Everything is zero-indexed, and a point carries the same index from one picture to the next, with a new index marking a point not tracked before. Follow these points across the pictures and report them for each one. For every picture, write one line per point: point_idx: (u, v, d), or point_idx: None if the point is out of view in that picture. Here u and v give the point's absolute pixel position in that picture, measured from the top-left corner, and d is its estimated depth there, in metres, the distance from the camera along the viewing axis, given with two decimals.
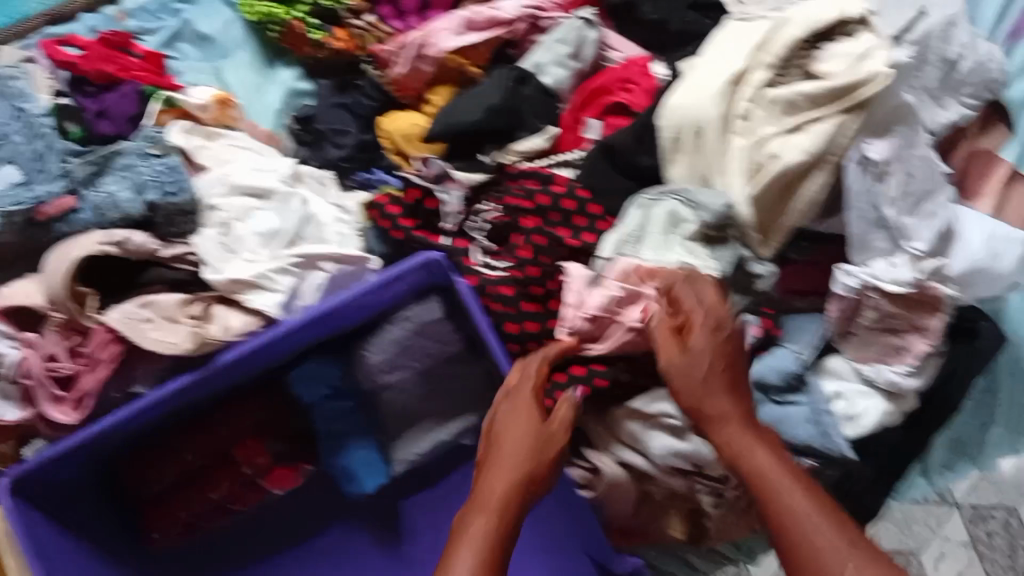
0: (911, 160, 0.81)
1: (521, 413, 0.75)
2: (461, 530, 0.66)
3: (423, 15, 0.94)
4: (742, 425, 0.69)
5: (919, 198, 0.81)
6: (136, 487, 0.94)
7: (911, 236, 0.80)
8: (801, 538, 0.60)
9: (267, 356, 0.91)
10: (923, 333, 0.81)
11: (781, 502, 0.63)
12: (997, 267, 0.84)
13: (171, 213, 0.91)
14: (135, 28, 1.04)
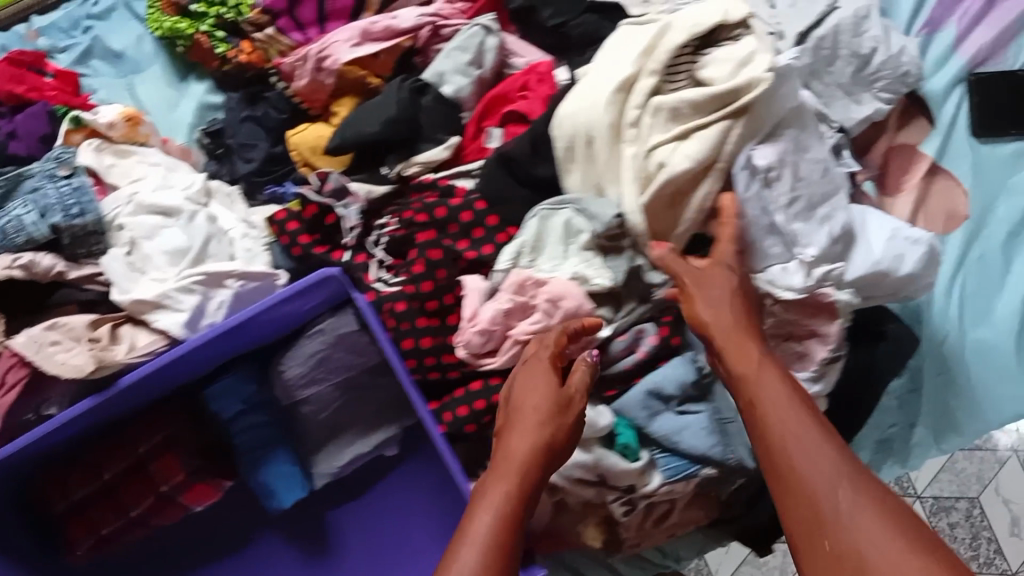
0: (800, 163, 0.81)
1: (537, 380, 0.75)
2: (480, 493, 0.67)
3: (324, 28, 0.95)
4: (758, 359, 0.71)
5: (814, 202, 0.81)
6: (59, 504, 0.94)
7: (806, 242, 0.79)
8: (794, 460, 0.63)
9: (177, 373, 0.91)
10: (822, 340, 0.81)
11: (780, 421, 0.66)
12: (904, 268, 0.82)
13: (77, 234, 0.90)
14: (46, 46, 1.04)
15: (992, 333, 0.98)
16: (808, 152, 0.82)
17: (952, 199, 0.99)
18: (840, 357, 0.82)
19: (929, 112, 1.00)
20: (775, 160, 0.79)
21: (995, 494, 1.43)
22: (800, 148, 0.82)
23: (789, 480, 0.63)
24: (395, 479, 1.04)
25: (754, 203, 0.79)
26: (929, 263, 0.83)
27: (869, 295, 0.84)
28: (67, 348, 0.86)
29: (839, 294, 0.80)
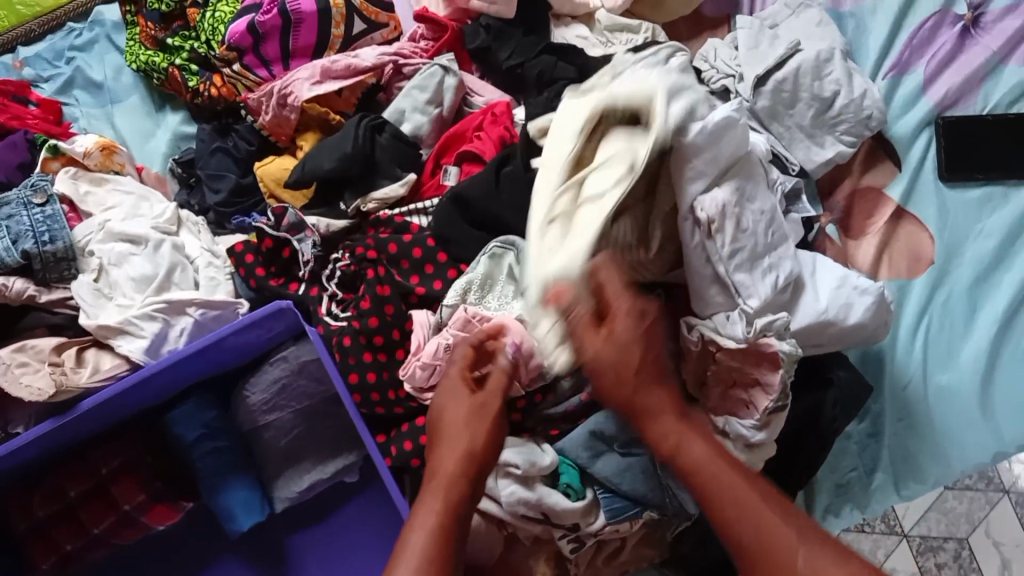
0: (744, 215, 0.80)
1: (457, 396, 0.76)
2: (408, 525, 0.65)
3: (288, 66, 0.97)
4: (677, 417, 0.70)
5: (758, 253, 0.81)
6: (22, 523, 0.96)
7: (749, 292, 0.80)
8: (751, 526, 0.63)
9: (139, 397, 0.94)
10: (765, 389, 0.79)
11: (726, 486, 0.65)
12: (853, 316, 0.83)
13: (47, 259, 0.93)
14: (31, 76, 1.10)
15: (956, 379, 0.95)
16: (753, 203, 0.82)
17: (917, 242, 0.99)
18: (784, 408, 0.80)
19: (896, 155, 1.00)
20: (717, 212, 0.77)
21: (987, 536, 1.24)
22: (744, 199, 0.81)
23: (748, 551, 0.62)
24: (355, 506, 1.06)
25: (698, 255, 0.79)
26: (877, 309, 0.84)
27: (822, 342, 0.85)
28: (33, 370, 0.89)
29: (781, 343, 0.78)
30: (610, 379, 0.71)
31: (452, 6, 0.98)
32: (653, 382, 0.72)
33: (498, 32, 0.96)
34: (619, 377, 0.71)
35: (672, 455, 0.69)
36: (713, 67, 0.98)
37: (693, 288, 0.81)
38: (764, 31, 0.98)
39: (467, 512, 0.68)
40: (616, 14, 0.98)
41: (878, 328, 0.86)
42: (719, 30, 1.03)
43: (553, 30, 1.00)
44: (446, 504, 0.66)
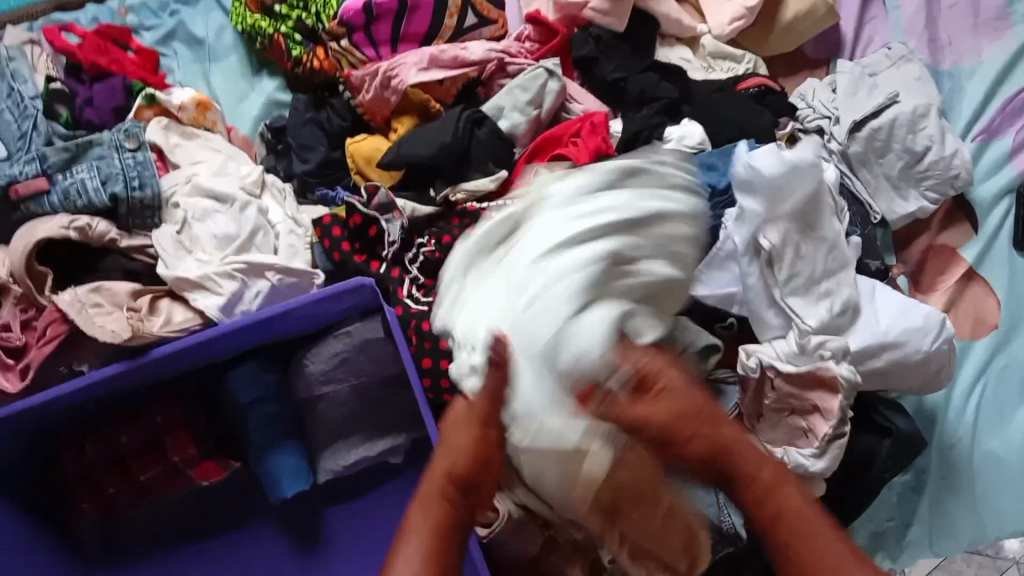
0: (802, 243, 0.86)
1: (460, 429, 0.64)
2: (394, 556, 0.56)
3: (396, 49, 0.99)
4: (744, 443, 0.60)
5: (814, 280, 0.85)
6: (73, 459, 0.99)
7: (806, 314, 0.84)
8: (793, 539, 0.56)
9: (204, 353, 0.94)
10: (824, 415, 0.82)
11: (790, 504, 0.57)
12: (919, 344, 0.85)
13: (134, 205, 0.95)
14: (134, 23, 1.12)
15: (1003, 446, 0.96)
16: (814, 231, 0.86)
17: (983, 305, 0.99)
18: (844, 435, 0.82)
19: (975, 217, 1.01)
20: (780, 245, 0.85)
21: None
22: (803, 229, 0.86)
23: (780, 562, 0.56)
24: (395, 487, 1.07)
25: (753, 282, 0.86)
26: (942, 345, 0.86)
27: (887, 373, 0.86)
28: (107, 312, 0.89)
29: (840, 367, 0.81)
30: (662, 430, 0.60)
31: (562, 12, 1.00)
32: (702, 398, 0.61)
33: (607, 45, 0.98)
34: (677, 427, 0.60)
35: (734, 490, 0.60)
36: (810, 106, 0.99)
37: (752, 314, 0.87)
38: (864, 78, 0.99)
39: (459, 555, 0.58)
40: (722, 41, 1.01)
41: (941, 371, 0.87)
42: (817, 72, 1.05)
43: (657, 48, 1.01)
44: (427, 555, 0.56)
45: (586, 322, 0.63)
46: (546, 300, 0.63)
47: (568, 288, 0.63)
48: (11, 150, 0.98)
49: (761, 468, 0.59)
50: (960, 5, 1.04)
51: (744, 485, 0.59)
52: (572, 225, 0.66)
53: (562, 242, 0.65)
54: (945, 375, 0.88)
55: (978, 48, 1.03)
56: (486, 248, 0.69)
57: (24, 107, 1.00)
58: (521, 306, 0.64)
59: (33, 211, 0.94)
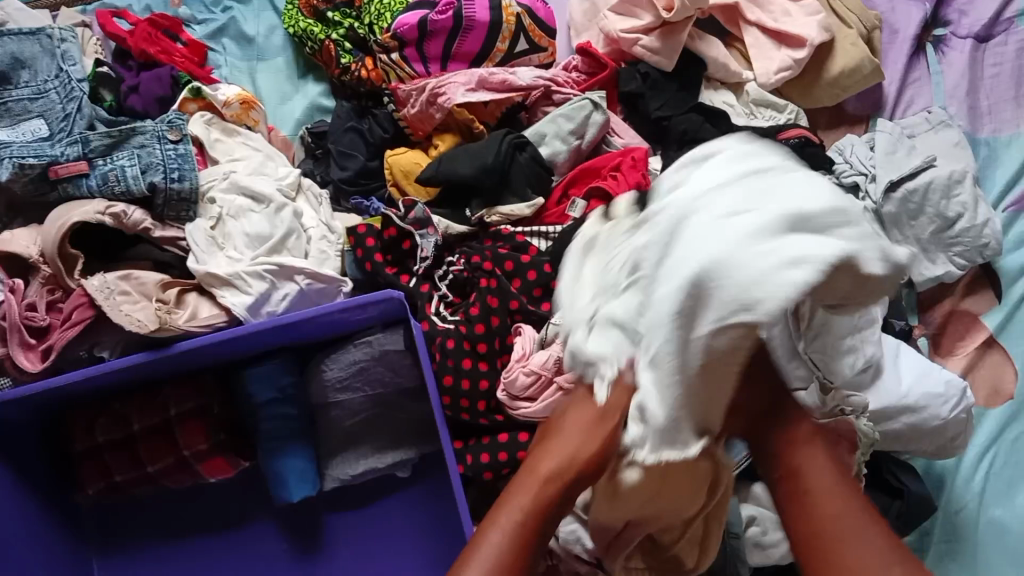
0: None
1: (578, 414, 0.66)
2: (491, 517, 0.62)
3: (444, 68, 1.01)
4: (808, 445, 0.67)
5: (843, 335, 0.80)
6: (84, 442, 0.99)
7: (833, 369, 0.80)
8: (820, 497, 0.63)
9: (225, 350, 0.93)
10: None
11: (827, 504, 0.62)
12: (938, 409, 0.86)
13: (171, 198, 0.95)
14: (186, 15, 1.14)
15: (1012, 518, 0.92)
16: None
17: (1001, 374, 0.98)
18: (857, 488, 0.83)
19: (998, 286, 1.00)
20: None
21: None
22: None
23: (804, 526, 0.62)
24: (399, 500, 1.06)
25: None
26: (961, 413, 0.87)
27: (905, 434, 0.86)
28: (134, 301, 0.90)
29: (858, 423, 0.81)
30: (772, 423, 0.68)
31: (612, 46, 1.01)
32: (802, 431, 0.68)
33: (654, 83, 0.99)
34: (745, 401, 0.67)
35: (785, 473, 0.66)
36: (847, 162, 1.00)
37: None
38: (903, 139, 1.00)
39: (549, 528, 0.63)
40: (766, 90, 1.02)
41: (957, 437, 0.88)
42: (856, 129, 1.06)
43: (702, 90, 1.03)
44: (498, 566, 0.59)
45: (722, 330, 0.56)
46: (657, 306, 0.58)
47: (719, 265, 0.54)
48: (52, 130, 0.97)
49: (780, 434, 0.67)
50: (1003, 76, 1.06)
51: (782, 454, 0.67)
52: (698, 207, 0.58)
53: (710, 234, 0.56)
54: (961, 442, 0.89)
55: (1017, 119, 1.04)
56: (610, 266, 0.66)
57: (69, 88, 1.00)
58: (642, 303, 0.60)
59: (70, 192, 0.95)
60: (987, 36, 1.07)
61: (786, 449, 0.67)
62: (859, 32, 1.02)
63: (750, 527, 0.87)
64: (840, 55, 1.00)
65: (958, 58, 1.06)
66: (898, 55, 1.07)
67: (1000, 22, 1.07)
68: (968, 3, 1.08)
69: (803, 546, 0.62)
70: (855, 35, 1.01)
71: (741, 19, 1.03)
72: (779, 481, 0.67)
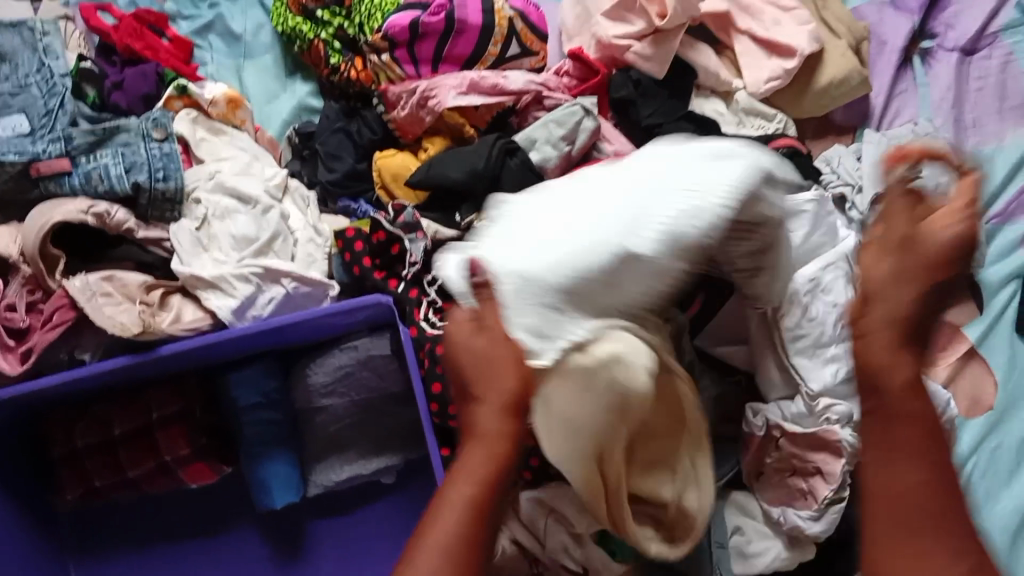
0: (813, 304, 0.84)
1: (470, 345, 0.61)
2: (441, 493, 0.58)
3: (436, 70, 1.00)
4: (922, 416, 0.57)
5: (822, 342, 0.84)
6: (64, 445, 0.98)
7: (810, 376, 0.84)
8: (905, 475, 0.55)
9: (208, 354, 0.92)
10: (825, 477, 0.82)
11: (911, 477, 0.55)
12: None
13: (155, 198, 0.93)
14: (172, 10, 1.12)
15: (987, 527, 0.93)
16: (828, 294, 0.85)
17: (980, 387, 0.99)
18: (843, 500, 0.82)
19: (981, 297, 1.01)
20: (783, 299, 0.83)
21: None
22: (817, 289, 0.85)
23: (868, 488, 0.57)
24: (383, 506, 1.05)
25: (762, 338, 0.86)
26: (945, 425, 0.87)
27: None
28: (116, 302, 0.88)
29: (844, 432, 0.81)
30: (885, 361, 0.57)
31: (604, 52, 1.01)
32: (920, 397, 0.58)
33: (646, 89, 0.99)
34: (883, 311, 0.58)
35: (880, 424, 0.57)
36: (834, 172, 1.00)
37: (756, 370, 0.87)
38: (890, 151, 1.01)
39: (501, 499, 0.59)
40: (756, 99, 1.02)
41: None
42: (843, 139, 1.07)
43: (692, 98, 1.03)
44: (453, 539, 0.56)
45: (656, 240, 0.64)
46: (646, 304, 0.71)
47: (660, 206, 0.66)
48: (33, 126, 0.95)
49: (900, 374, 0.57)
50: (987, 89, 1.07)
51: (888, 411, 0.57)
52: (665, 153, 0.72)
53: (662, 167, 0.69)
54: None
55: (1001, 133, 1.05)
56: (571, 250, 0.63)
57: (51, 84, 0.98)
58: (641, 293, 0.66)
59: (52, 190, 0.93)
60: (972, 50, 1.09)
61: (898, 401, 0.57)
62: (848, 43, 1.03)
63: (734, 537, 0.88)
64: (829, 66, 1.01)
65: (945, 71, 1.07)
66: (886, 65, 1.07)
67: (985, 36, 1.09)
68: (954, 17, 1.10)
69: (869, 499, 0.56)
70: (845, 46, 1.02)
71: (732, 27, 1.04)
72: (874, 418, 0.58)
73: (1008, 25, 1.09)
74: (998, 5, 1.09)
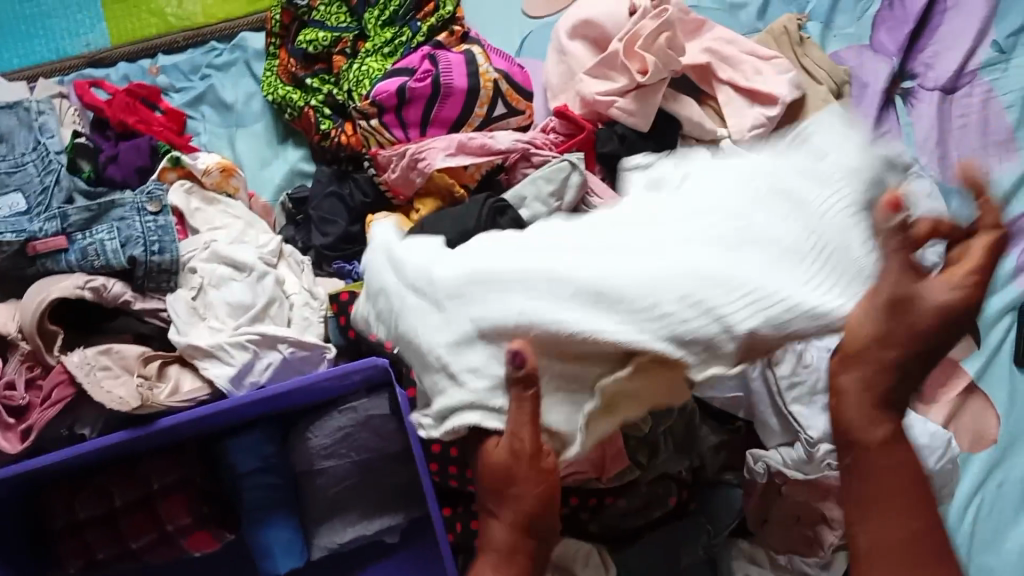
0: (809, 351, 0.84)
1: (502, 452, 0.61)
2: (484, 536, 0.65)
3: (424, 133, 1.01)
4: (890, 451, 0.58)
5: (819, 388, 0.83)
6: (64, 520, 0.98)
7: (811, 424, 0.82)
8: (879, 530, 0.58)
9: (207, 424, 0.93)
10: (830, 524, 0.83)
11: (896, 503, 0.58)
12: (926, 461, 0.85)
13: (151, 269, 0.94)
14: (165, 83, 1.17)
15: (998, 559, 0.92)
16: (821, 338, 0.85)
17: (983, 420, 0.97)
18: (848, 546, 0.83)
19: (979, 332, 0.99)
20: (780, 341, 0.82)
21: None
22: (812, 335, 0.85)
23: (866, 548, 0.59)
24: (388, 565, 1.05)
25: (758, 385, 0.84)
26: (948, 463, 0.87)
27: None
28: (115, 376, 0.89)
29: None
30: (867, 372, 0.57)
31: (588, 108, 1.03)
32: (886, 424, 0.58)
33: (631, 143, 1.01)
34: (851, 335, 0.58)
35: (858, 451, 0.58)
36: None
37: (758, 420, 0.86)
38: None
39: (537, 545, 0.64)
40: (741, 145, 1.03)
41: (943, 489, 0.88)
42: None
43: (678, 149, 1.04)
44: None
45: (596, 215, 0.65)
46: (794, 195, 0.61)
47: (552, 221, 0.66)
48: (30, 204, 0.98)
49: (870, 401, 0.58)
50: (970, 126, 1.08)
51: (863, 461, 0.58)
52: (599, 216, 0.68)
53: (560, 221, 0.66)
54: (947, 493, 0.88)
55: (986, 168, 1.06)
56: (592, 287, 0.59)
57: (47, 160, 1.00)
58: (772, 202, 0.61)
59: (49, 267, 0.94)
60: (953, 88, 1.10)
61: (875, 439, 0.58)
62: (829, 88, 1.04)
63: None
64: (812, 111, 1.02)
65: (926, 110, 1.09)
66: (868, 106, 1.08)
67: (965, 74, 1.11)
68: (933, 57, 1.12)
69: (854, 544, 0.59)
70: (825, 92, 1.03)
71: (714, 78, 1.05)
72: (851, 475, 0.59)
73: (987, 62, 1.11)
74: (975, 44, 1.11)
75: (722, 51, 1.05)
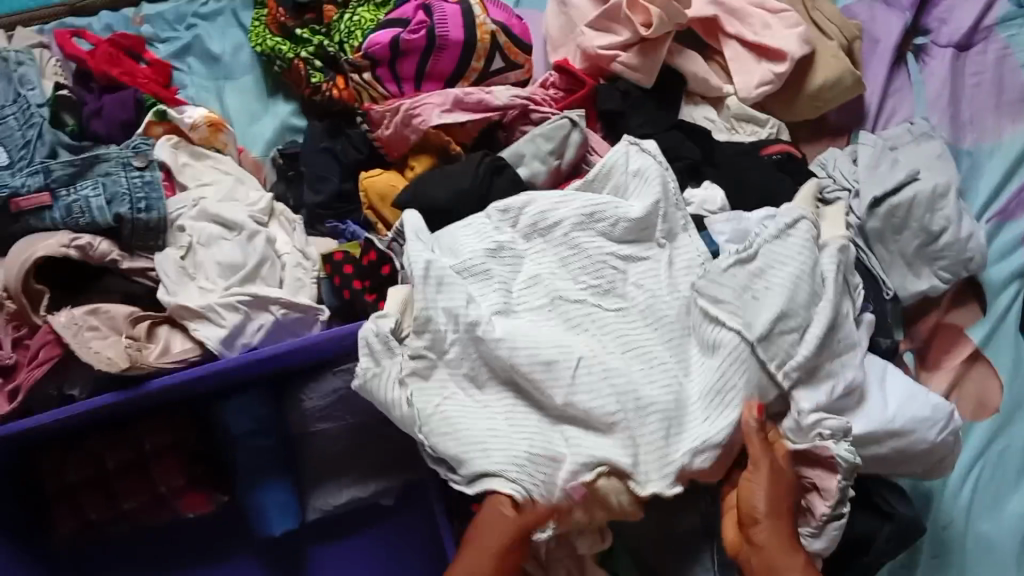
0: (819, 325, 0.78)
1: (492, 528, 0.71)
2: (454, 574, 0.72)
3: (419, 87, 0.98)
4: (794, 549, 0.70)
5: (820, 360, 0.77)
6: (57, 481, 0.97)
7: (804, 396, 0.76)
8: None
9: (201, 386, 0.90)
10: (822, 494, 0.75)
11: None
12: (926, 433, 0.82)
13: (138, 228, 0.91)
14: (149, 33, 1.12)
15: (996, 526, 0.92)
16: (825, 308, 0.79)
17: (985, 388, 0.96)
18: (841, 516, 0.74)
19: (983, 298, 0.99)
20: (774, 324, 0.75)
21: None
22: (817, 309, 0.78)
23: None
24: (383, 528, 1.04)
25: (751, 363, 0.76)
26: (949, 435, 0.83)
27: (891, 458, 0.83)
28: (103, 336, 0.87)
29: (838, 448, 0.73)
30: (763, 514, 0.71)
31: (589, 62, 0.99)
32: (786, 532, 0.71)
33: (633, 101, 0.98)
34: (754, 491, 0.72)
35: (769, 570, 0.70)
36: (830, 175, 0.98)
37: None
38: (886, 152, 0.98)
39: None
40: (746, 104, 1.00)
41: (945, 459, 0.85)
42: (837, 142, 1.05)
43: (682, 106, 1.01)
44: None
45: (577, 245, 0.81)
46: (738, 301, 0.77)
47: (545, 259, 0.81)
48: (11, 158, 0.95)
49: (778, 530, 0.71)
50: (984, 85, 1.05)
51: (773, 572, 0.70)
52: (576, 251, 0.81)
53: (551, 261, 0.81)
54: (948, 463, 0.86)
55: (1000, 129, 1.03)
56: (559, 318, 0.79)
57: (28, 114, 0.97)
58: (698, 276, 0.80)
59: (33, 225, 0.91)
60: (966, 45, 1.07)
61: (779, 549, 0.70)
62: (839, 43, 1.01)
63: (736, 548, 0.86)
64: (822, 68, 0.99)
65: (939, 68, 1.05)
66: (879, 63, 1.05)
67: (979, 31, 1.07)
68: (947, 12, 1.08)
69: None
70: (836, 47, 1.00)
71: (721, 32, 1.02)
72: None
73: (1004, 17, 1.07)
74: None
75: (730, 2, 1.00)
